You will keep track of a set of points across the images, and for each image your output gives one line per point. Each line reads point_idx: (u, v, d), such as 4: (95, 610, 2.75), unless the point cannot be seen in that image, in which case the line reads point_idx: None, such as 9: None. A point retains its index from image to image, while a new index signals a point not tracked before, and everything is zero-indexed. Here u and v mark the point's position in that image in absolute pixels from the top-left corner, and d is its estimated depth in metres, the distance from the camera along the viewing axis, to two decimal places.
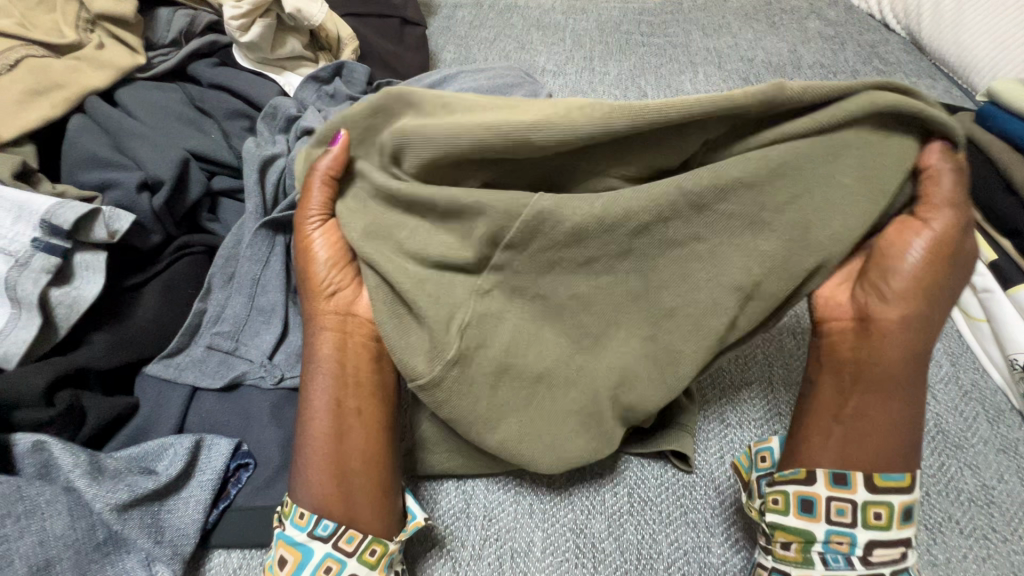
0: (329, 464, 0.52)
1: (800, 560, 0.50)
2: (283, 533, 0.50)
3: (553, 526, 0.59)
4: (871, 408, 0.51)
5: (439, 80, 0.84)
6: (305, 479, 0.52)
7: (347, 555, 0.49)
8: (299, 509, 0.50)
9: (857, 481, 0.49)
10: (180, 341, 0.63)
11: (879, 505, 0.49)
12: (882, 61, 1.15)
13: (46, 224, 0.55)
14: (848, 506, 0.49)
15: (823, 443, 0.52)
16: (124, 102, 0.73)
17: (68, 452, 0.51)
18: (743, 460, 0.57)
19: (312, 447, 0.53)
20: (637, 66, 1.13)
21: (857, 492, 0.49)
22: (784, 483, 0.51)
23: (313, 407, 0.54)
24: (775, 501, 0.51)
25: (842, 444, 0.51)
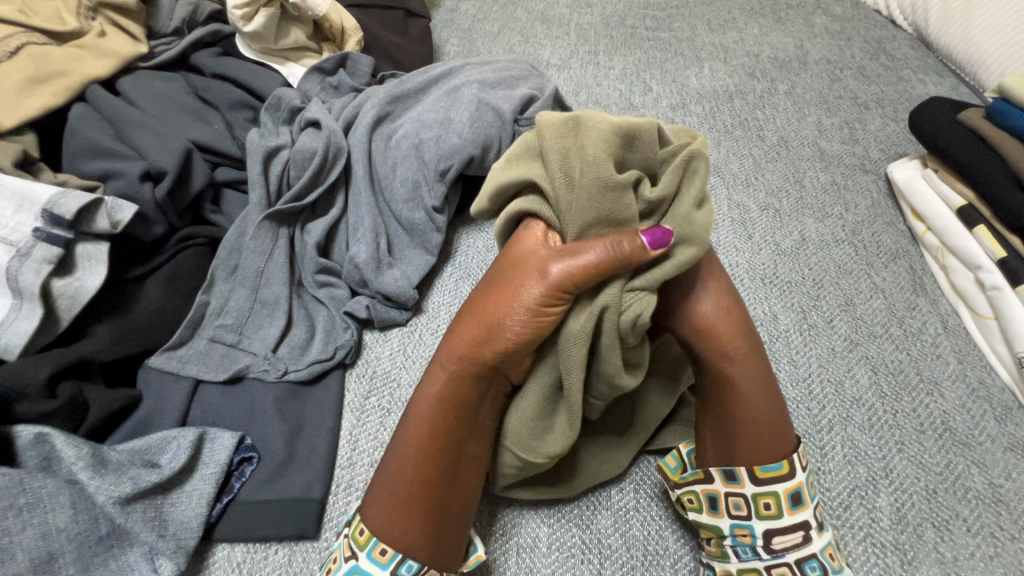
0: (420, 506, 0.46)
1: (718, 554, 0.50)
2: (356, 566, 0.45)
3: (559, 522, 0.58)
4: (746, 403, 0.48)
5: (444, 72, 0.83)
6: (381, 512, 0.46)
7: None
8: (379, 545, 0.45)
9: (745, 474, 0.47)
10: (183, 333, 0.62)
11: (767, 495, 0.47)
12: (889, 57, 1.15)
13: (48, 214, 0.54)
14: (742, 499, 0.48)
15: (707, 440, 0.50)
16: (126, 91, 0.72)
17: (72, 444, 0.50)
18: (669, 461, 0.55)
19: (404, 487, 0.46)
20: (643, 61, 1.12)
21: (746, 486, 0.47)
22: (691, 483, 0.51)
23: (413, 451, 0.47)
24: (689, 500, 0.51)
25: (721, 438, 0.49)
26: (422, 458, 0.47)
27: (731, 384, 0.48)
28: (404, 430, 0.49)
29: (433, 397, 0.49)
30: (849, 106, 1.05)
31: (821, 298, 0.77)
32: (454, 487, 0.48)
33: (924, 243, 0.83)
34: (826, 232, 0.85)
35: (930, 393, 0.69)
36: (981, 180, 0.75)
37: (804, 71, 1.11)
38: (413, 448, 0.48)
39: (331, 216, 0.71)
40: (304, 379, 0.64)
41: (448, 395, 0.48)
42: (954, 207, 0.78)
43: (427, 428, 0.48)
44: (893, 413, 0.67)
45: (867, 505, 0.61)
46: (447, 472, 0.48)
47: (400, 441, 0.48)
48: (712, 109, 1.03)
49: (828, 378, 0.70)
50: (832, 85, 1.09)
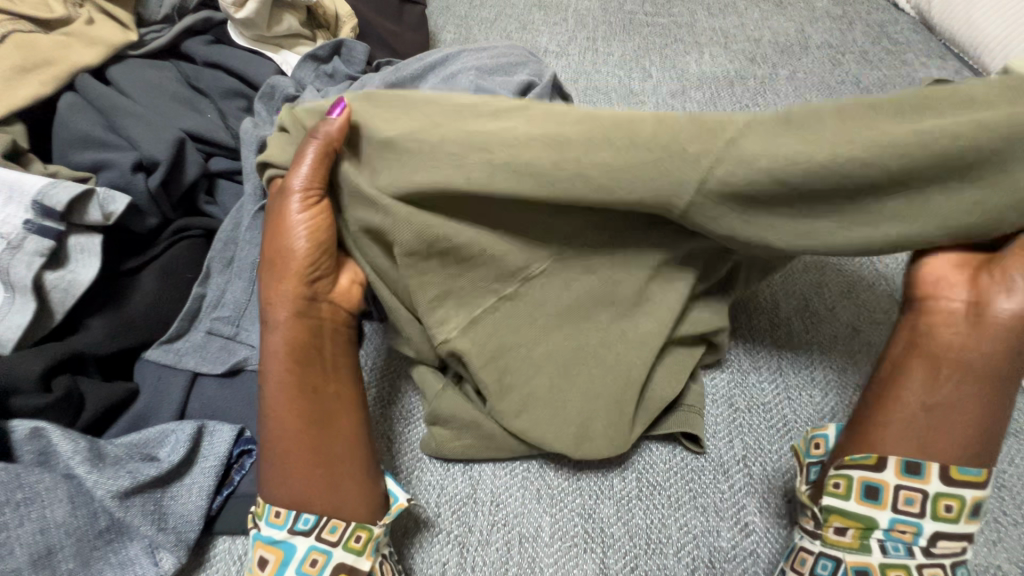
0: (308, 453, 0.49)
1: (854, 546, 0.47)
2: (259, 533, 0.48)
3: (561, 512, 0.58)
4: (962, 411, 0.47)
5: (441, 59, 0.82)
6: (280, 483, 0.49)
7: (331, 544, 0.47)
8: (274, 508, 0.48)
9: (931, 470, 0.46)
10: (180, 325, 0.62)
11: (950, 497, 0.45)
12: (891, 41, 1.13)
13: (38, 206, 0.53)
14: (918, 495, 0.45)
15: (898, 428, 0.48)
16: (116, 80, 0.71)
17: (68, 438, 0.50)
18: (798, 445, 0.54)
19: (284, 444, 0.49)
20: (642, 47, 1.10)
21: (930, 482, 0.45)
22: (851, 467, 0.47)
23: (282, 395, 0.50)
24: (836, 485, 0.48)
25: (908, 427, 0.47)
26: (298, 403, 0.50)
27: (948, 369, 0.47)
28: (267, 413, 0.50)
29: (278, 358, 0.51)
30: (851, 91, 1.03)
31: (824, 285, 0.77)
32: (330, 422, 0.51)
33: None
34: None
35: None
36: None
37: (805, 55, 1.10)
38: (279, 418, 0.50)
39: None
40: None
41: (299, 346, 0.52)
42: None
43: (290, 395, 0.50)
44: None
45: None
46: (320, 409, 0.51)
47: (273, 409, 0.50)
48: (713, 95, 1.02)
49: (832, 366, 0.69)
50: (834, 70, 1.07)
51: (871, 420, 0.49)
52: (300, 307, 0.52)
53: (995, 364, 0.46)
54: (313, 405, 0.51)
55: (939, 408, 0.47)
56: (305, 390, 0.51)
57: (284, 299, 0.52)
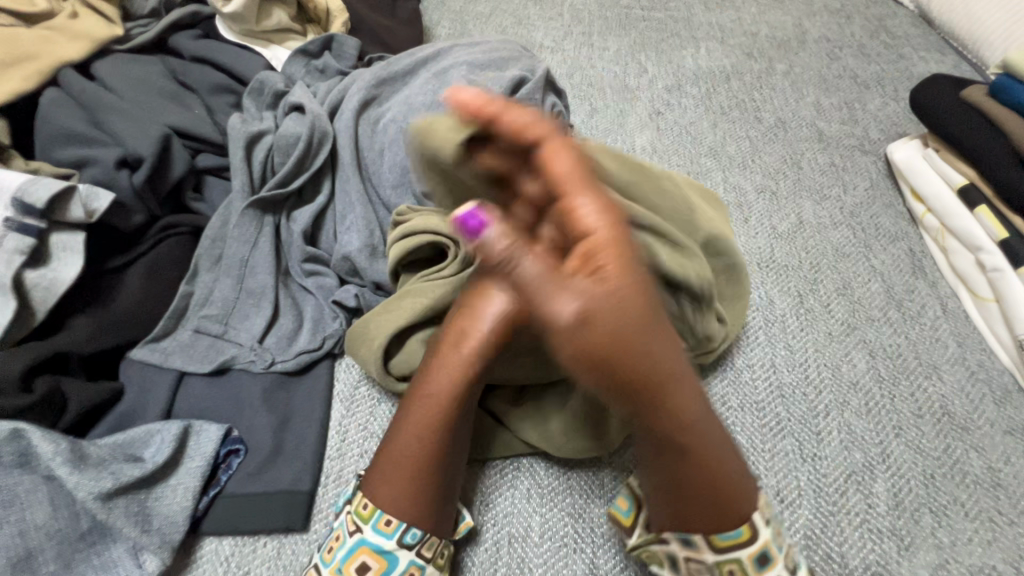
0: (416, 476, 0.48)
1: None
2: (364, 538, 0.47)
3: (551, 511, 0.57)
4: (700, 479, 0.44)
5: (433, 54, 0.81)
6: (397, 502, 0.47)
7: (426, 561, 0.48)
8: (383, 517, 0.47)
9: (701, 543, 0.45)
10: (166, 324, 0.61)
11: (730, 562, 0.45)
12: (889, 35, 1.12)
13: (19, 203, 0.53)
14: (705, 565, 0.46)
15: (660, 505, 0.47)
16: (101, 75, 0.70)
17: (49, 439, 0.49)
18: (620, 504, 0.53)
19: (412, 455, 0.48)
20: (638, 42, 1.09)
21: (780, 557, 0.45)
22: (649, 544, 0.49)
23: (432, 406, 0.48)
24: (651, 558, 0.50)
25: (675, 493, 0.45)
26: (438, 408, 0.48)
27: (668, 420, 0.42)
28: (396, 430, 0.49)
29: (454, 372, 0.48)
30: (848, 86, 1.02)
31: (818, 282, 0.76)
32: (460, 446, 0.50)
33: (924, 225, 0.81)
34: (824, 214, 0.84)
35: (928, 376, 0.68)
36: (986, 160, 0.73)
37: (802, 50, 1.09)
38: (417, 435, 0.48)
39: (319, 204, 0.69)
40: (292, 370, 0.62)
41: (466, 364, 0.49)
42: (955, 186, 0.77)
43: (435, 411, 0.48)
44: (890, 398, 0.66)
45: (863, 490, 0.60)
46: (443, 430, 0.48)
47: (410, 419, 0.49)
48: (709, 90, 1.01)
49: (826, 362, 0.69)
50: (832, 65, 1.06)
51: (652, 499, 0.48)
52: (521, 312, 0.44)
53: (666, 386, 0.41)
54: (444, 423, 0.48)
55: (687, 476, 0.44)
56: (450, 400, 0.48)
57: (637, 365, 0.40)
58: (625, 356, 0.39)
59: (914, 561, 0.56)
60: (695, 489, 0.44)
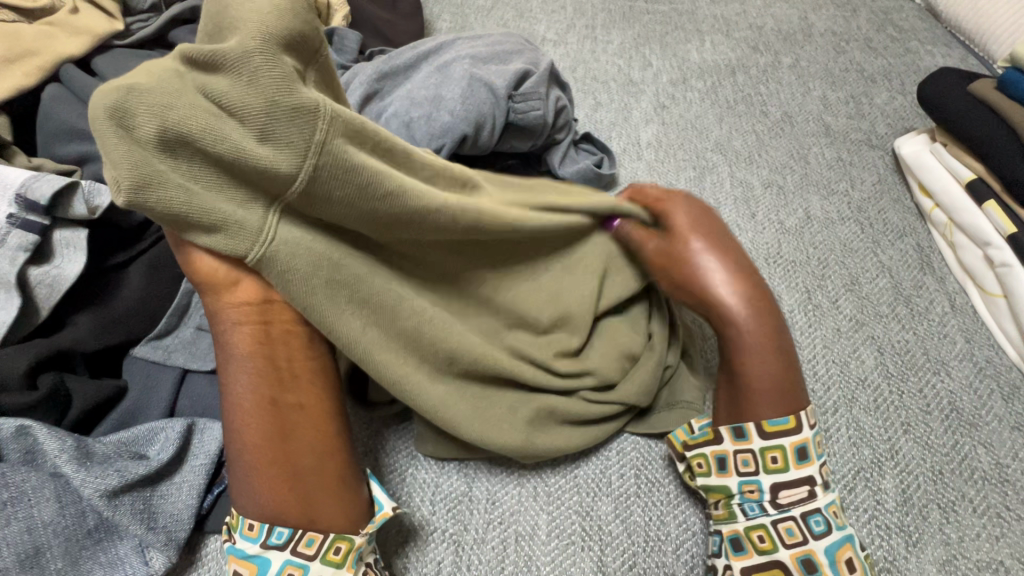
0: (280, 470, 0.45)
1: (726, 516, 0.50)
2: (233, 547, 0.45)
3: (558, 509, 0.57)
4: (753, 369, 0.50)
5: (435, 47, 0.80)
6: (251, 498, 0.45)
7: (308, 559, 0.44)
8: (247, 521, 0.45)
9: (752, 430, 0.49)
10: (169, 321, 0.60)
11: (774, 448, 0.48)
12: (896, 28, 1.11)
13: (22, 199, 0.52)
14: (750, 455, 0.49)
15: (720, 397, 0.52)
16: (101, 70, 0.69)
17: (55, 436, 0.49)
18: (676, 431, 0.54)
19: (248, 455, 0.46)
20: (642, 36, 1.08)
21: (753, 441, 0.49)
22: (700, 445, 0.51)
23: (241, 411, 0.46)
24: (699, 465, 0.52)
25: (731, 400, 0.51)
26: (256, 414, 0.46)
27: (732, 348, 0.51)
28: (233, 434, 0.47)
29: (240, 363, 0.46)
30: (854, 80, 1.01)
31: (825, 277, 0.75)
32: (303, 430, 0.47)
33: (931, 219, 0.81)
34: (831, 209, 0.83)
35: (936, 372, 0.68)
36: (994, 154, 0.72)
37: (807, 43, 1.08)
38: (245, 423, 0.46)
39: None
40: None
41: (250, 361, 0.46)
42: (962, 180, 0.76)
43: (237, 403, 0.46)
44: (898, 394, 0.66)
45: (871, 486, 0.60)
46: (283, 424, 0.46)
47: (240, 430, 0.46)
48: (714, 84, 1.00)
49: (833, 359, 0.68)
50: (838, 58, 1.05)
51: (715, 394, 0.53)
52: (238, 311, 0.46)
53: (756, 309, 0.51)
54: (273, 420, 0.46)
55: (741, 367, 0.51)
56: (258, 401, 0.46)
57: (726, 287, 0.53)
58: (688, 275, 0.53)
59: (921, 557, 0.56)
60: (742, 372, 0.50)
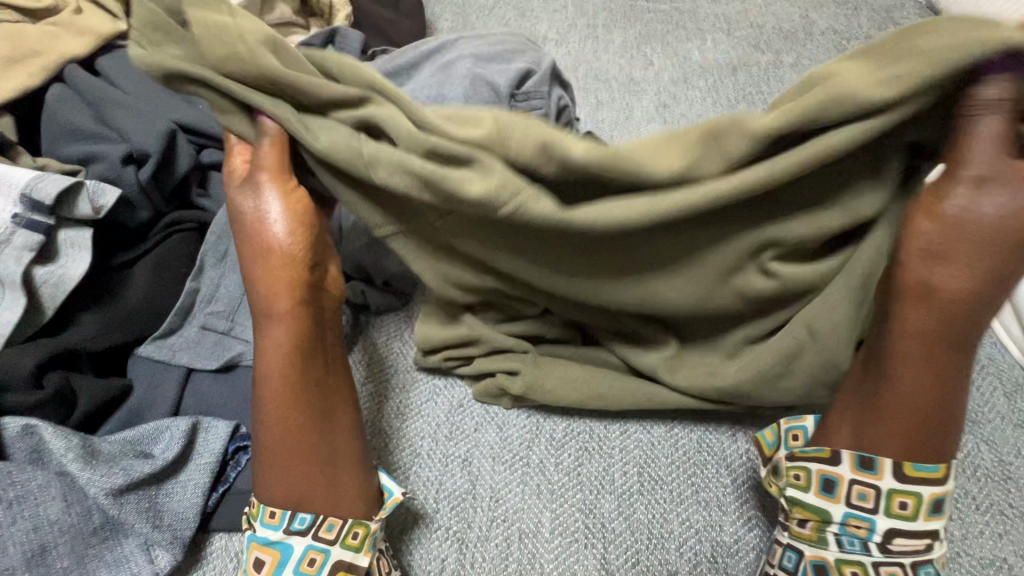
0: (311, 455, 0.47)
1: (813, 539, 0.47)
2: (254, 534, 0.46)
3: (561, 507, 0.57)
4: (896, 395, 0.44)
5: (437, 47, 0.80)
6: (277, 484, 0.46)
7: (328, 544, 0.45)
8: (269, 508, 0.46)
9: (885, 466, 0.44)
10: (174, 321, 0.61)
11: (905, 494, 0.44)
12: (897, 26, 1.11)
13: (26, 199, 0.53)
14: (872, 491, 0.44)
15: (843, 419, 0.47)
16: (104, 70, 0.70)
17: (60, 435, 0.49)
18: (766, 435, 0.52)
19: (277, 442, 0.47)
20: (643, 34, 1.08)
21: (883, 479, 0.44)
22: (806, 460, 0.47)
23: (280, 398, 0.47)
24: (796, 477, 0.47)
25: (864, 423, 0.45)
26: (297, 401, 0.47)
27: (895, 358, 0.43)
28: (262, 422, 0.47)
29: (283, 349, 0.47)
30: None
31: None
32: (336, 400, 0.49)
33: None
34: None
35: None
36: None
37: (809, 42, 1.08)
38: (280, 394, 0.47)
39: None
40: None
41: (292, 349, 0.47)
42: None
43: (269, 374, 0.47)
44: None
45: None
46: (323, 408, 0.48)
47: (269, 415, 0.47)
48: (715, 83, 1.00)
49: None
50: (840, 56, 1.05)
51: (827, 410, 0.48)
52: (293, 295, 0.47)
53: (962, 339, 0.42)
54: (313, 403, 0.47)
55: (885, 395, 0.44)
56: (302, 387, 0.47)
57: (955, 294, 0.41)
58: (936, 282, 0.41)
59: None
60: (885, 400, 0.44)
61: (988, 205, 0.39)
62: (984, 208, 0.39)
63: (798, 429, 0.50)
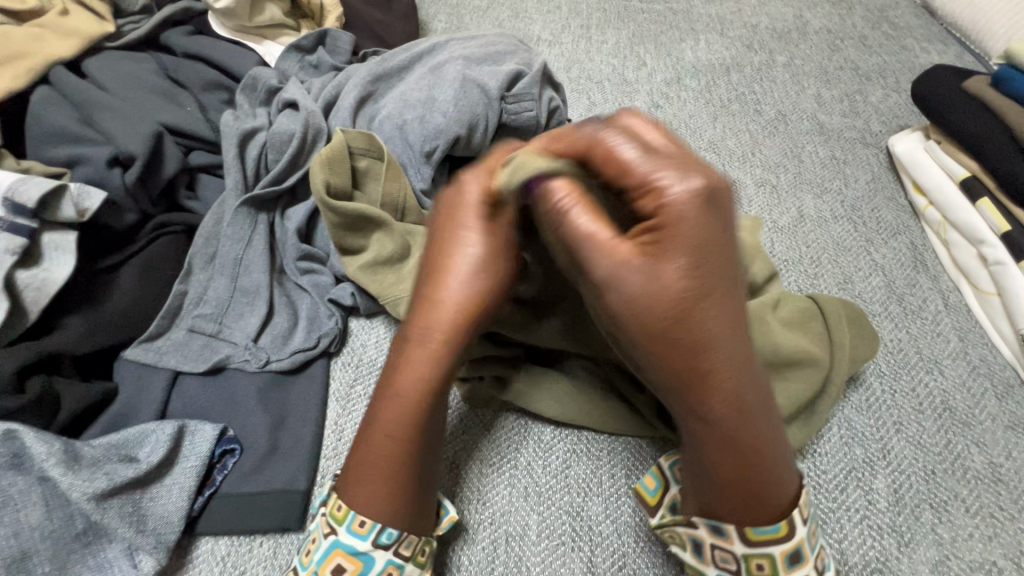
0: (411, 479, 0.45)
1: None
2: (337, 539, 0.44)
3: (548, 510, 0.57)
4: (738, 472, 0.40)
5: (428, 48, 0.80)
6: (375, 495, 0.44)
7: (405, 560, 0.45)
8: (359, 517, 0.44)
9: (734, 532, 0.42)
10: (160, 324, 0.60)
11: (760, 555, 0.42)
12: (892, 26, 1.10)
13: (9, 202, 0.53)
14: (731, 555, 0.43)
15: (694, 488, 0.44)
16: (92, 72, 0.69)
17: (42, 440, 0.49)
18: (647, 482, 0.52)
19: (385, 457, 0.44)
20: (637, 34, 1.07)
21: (735, 543, 0.42)
22: (675, 522, 0.47)
23: (397, 409, 0.44)
24: (672, 537, 0.47)
25: (698, 489, 0.43)
26: (420, 415, 0.45)
27: (739, 446, 0.39)
28: (371, 433, 0.45)
29: (458, 350, 0.45)
30: (850, 78, 1.01)
31: (818, 276, 0.75)
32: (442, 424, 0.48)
33: (925, 217, 0.80)
34: (825, 208, 0.83)
35: (929, 371, 0.68)
36: (989, 152, 0.72)
37: (803, 42, 1.07)
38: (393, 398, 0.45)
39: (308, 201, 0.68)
40: (287, 369, 0.61)
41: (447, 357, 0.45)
42: (957, 179, 0.76)
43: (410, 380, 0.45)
44: (891, 393, 0.66)
45: (863, 486, 0.59)
46: (434, 429, 0.47)
47: (379, 423, 0.45)
48: (708, 83, 1.00)
49: None
50: (833, 56, 1.05)
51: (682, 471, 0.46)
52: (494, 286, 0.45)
53: (735, 393, 0.39)
54: (429, 422, 0.46)
55: (750, 471, 0.40)
56: (429, 404, 0.45)
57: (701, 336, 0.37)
58: (707, 355, 0.37)
59: (914, 558, 0.56)
60: (715, 469, 0.40)
61: (628, 273, 0.37)
62: (664, 275, 0.36)
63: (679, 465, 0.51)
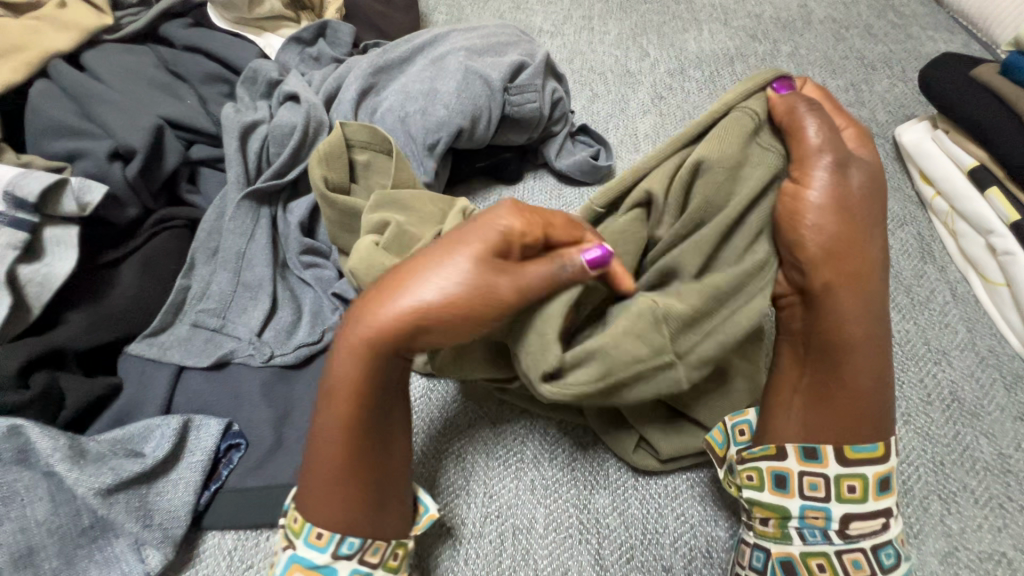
0: (354, 487, 0.44)
1: (778, 536, 0.46)
2: (295, 554, 0.44)
3: (555, 502, 0.57)
4: (849, 376, 0.46)
5: (430, 40, 0.79)
6: (323, 506, 0.44)
7: (372, 568, 0.44)
8: (315, 529, 0.44)
9: (829, 454, 0.45)
10: (164, 318, 0.60)
11: (852, 477, 0.44)
12: (897, 14, 1.09)
13: (10, 197, 0.52)
14: (821, 480, 0.45)
15: (791, 410, 0.47)
16: (90, 65, 0.69)
17: (48, 435, 0.49)
18: (715, 434, 0.51)
19: (325, 466, 0.44)
20: (640, 25, 1.06)
21: (829, 466, 0.45)
22: (757, 458, 0.47)
23: (336, 416, 0.44)
24: (749, 477, 0.47)
25: (813, 407, 0.46)
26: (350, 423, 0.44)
27: (840, 354, 0.46)
28: (320, 431, 0.45)
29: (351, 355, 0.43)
30: (855, 67, 1.00)
31: None
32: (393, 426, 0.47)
33: (933, 208, 0.79)
34: None
35: (937, 362, 0.67)
36: (998, 141, 0.72)
37: (808, 31, 1.06)
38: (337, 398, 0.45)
39: (280, 170, 0.66)
40: (291, 363, 0.61)
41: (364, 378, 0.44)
42: (965, 168, 0.76)
43: (349, 388, 0.44)
44: (898, 384, 0.65)
45: None
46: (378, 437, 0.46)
47: (324, 423, 0.45)
48: (712, 74, 0.99)
49: None
50: (838, 45, 1.03)
51: (771, 402, 0.48)
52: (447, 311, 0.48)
53: (869, 347, 0.46)
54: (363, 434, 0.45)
55: (841, 363, 0.46)
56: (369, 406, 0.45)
57: (864, 323, 0.46)
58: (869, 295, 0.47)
59: (922, 548, 0.55)
60: (831, 397, 0.46)
61: (824, 174, 0.46)
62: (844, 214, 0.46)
63: (743, 423, 0.50)
